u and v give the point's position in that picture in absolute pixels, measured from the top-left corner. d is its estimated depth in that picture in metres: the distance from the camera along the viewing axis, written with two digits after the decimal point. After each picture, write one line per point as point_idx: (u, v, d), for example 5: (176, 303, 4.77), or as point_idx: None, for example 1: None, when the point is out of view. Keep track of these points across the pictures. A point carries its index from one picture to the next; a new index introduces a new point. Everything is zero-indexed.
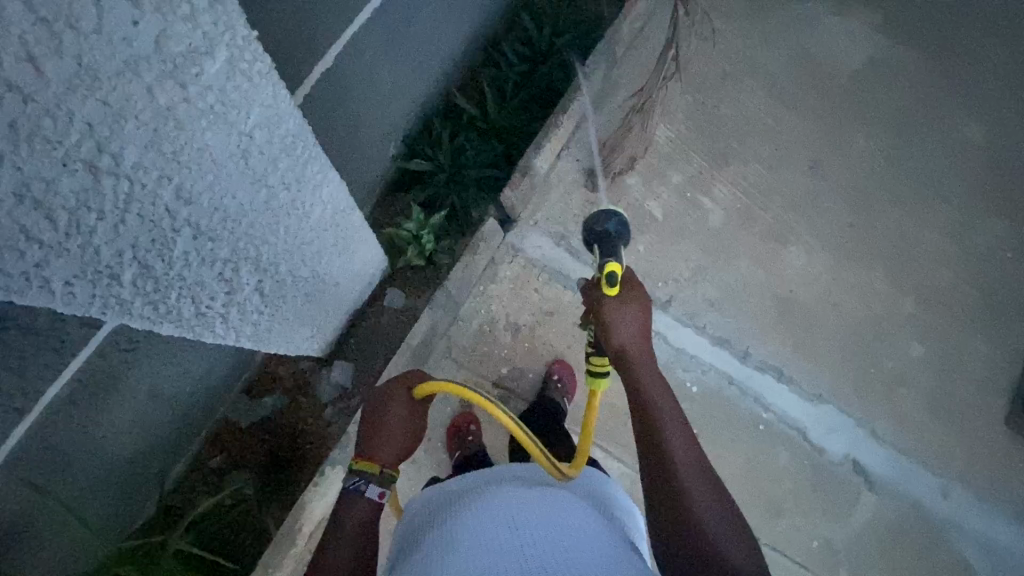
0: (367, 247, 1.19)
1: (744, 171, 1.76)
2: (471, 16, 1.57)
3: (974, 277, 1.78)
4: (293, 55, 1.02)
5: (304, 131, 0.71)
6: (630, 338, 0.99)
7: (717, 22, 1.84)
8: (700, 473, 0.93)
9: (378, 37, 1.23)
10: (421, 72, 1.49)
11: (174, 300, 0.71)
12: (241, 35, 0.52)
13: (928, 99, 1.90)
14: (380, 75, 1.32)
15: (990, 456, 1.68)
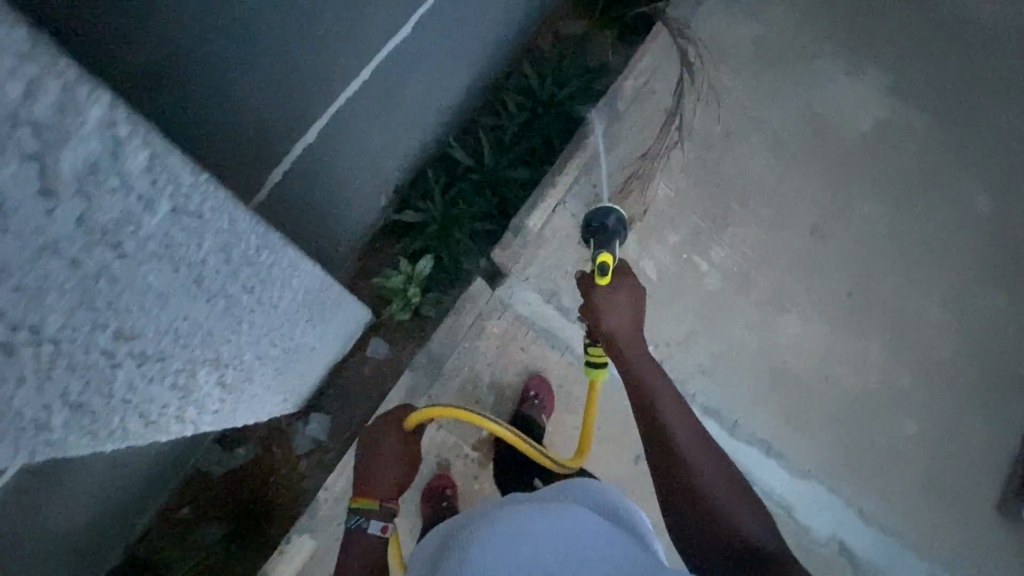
0: (344, 307, 1.16)
1: (744, 233, 1.71)
2: (471, 66, 1.53)
3: (977, 354, 1.72)
4: (269, 142, 0.97)
5: (267, 241, 0.68)
6: (620, 327, 1.05)
7: (726, 77, 1.80)
8: (705, 451, 1.00)
9: (372, 99, 1.19)
10: (417, 125, 1.45)
11: (121, 422, 0.67)
12: (187, 182, 0.53)
13: (938, 166, 1.85)
14: (374, 135, 1.28)
15: (985, 544, 1.62)
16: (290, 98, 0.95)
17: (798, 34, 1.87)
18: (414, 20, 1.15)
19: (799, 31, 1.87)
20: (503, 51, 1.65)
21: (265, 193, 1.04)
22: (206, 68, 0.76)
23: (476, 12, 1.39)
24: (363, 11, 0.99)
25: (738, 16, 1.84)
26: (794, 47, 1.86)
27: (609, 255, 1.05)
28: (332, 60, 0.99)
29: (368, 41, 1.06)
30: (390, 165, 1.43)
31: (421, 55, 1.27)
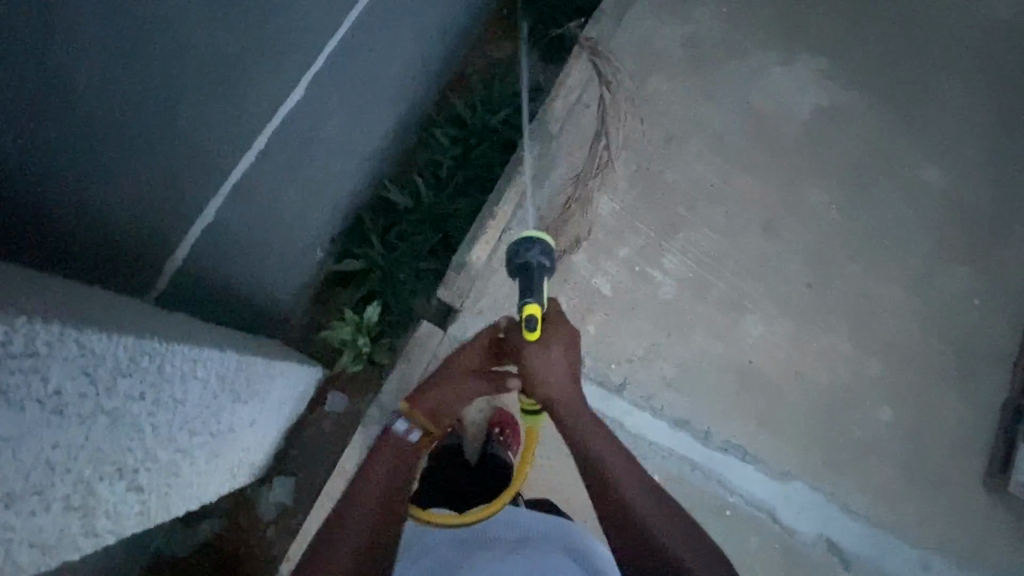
0: (269, 377, 1.13)
1: (695, 238, 1.70)
2: (394, 106, 1.51)
3: (942, 330, 1.72)
4: (162, 225, 0.95)
5: (137, 348, 0.68)
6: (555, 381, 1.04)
7: (658, 82, 1.78)
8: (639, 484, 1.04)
9: (283, 160, 1.17)
10: (344, 173, 1.43)
11: (8, 562, 0.58)
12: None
13: (883, 145, 1.84)
14: (293, 192, 1.26)
15: (973, 523, 1.60)
16: (169, 190, 0.94)
17: (727, 30, 1.86)
18: (311, 76, 1.13)
19: (727, 26, 1.86)
20: (428, 85, 1.64)
21: (166, 280, 1.02)
22: (69, 191, 0.78)
23: (385, 53, 1.37)
24: (244, 79, 0.97)
25: (664, 18, 1.82)
26: (725, 43, 1.85)
27: (536, 307, 1.00)
28: (220, 134, 0.98)
29: (261, 105, 1.04)
30: (319, 217, 1.40)
31: (331, 106, 1.25)
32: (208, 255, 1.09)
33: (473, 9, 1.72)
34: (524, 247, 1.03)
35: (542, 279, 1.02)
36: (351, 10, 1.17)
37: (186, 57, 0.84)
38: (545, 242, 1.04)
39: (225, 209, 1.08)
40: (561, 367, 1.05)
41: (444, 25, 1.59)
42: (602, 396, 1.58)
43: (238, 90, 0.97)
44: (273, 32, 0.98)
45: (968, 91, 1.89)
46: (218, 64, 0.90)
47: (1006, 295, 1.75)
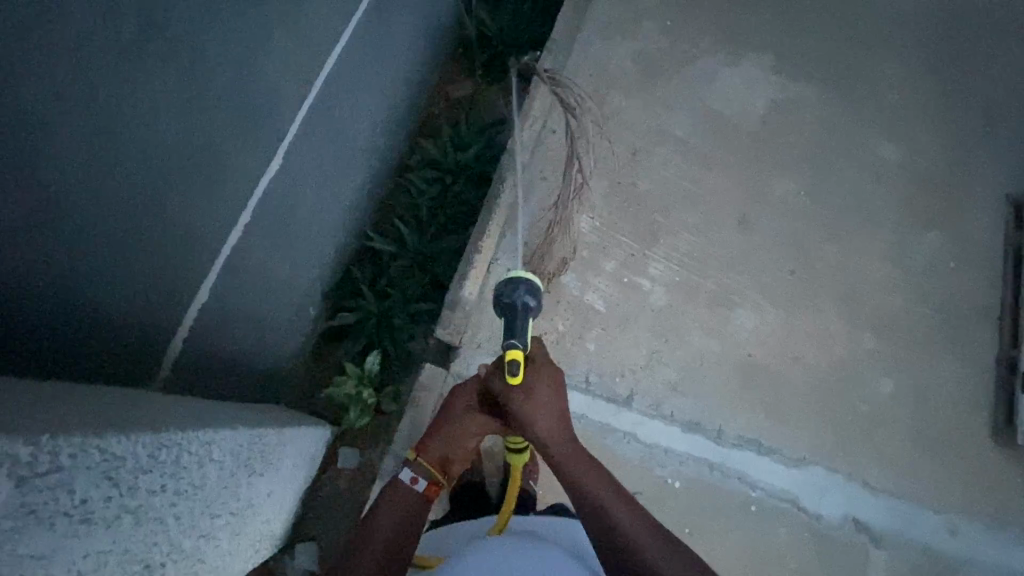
0: (280, 445, 1.12)
1: (675, 243, 1.75)
2: (367, 158, 1.54)
3: (924, 296, 1.78)
4: (158, 311, 0.95)
5: (154, 443, 0.68)
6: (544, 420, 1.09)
7: (617, 100, 1.86)
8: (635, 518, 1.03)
9: (268, 228, 1.19)
10: (328, 229, 1.44)
11: None
12: (24, 452, 0.49)
13: (837, 129, 1.93)
14: (282, 255, 1.28)
15: (988, 479, 1.63)
16: (161, 276, 0.94)
17: (674, 42, 1.95)
18: (286, 143, 1.17)
19: (674, 37, 1.95)
20: (397, 132, 1.68)
21: (167, 366, 1.01)
22: (63, 292, 0.77)
23: (354, 110, 1.41)
24: (223, 156, 0.99)
25: (613, 39, 1.91)
26: (674, 54, 1.94)
27: (518, 351, 1.06)
28: (204, 214, 0.99)
29: (243, 177, 1.07)
30: (309, 275, 1.41)
31: (308, 169, 1.29)
32: (205, 332, 1.09)
33: (431, 54, 1.78)
34: (511, 288, 1.11)
35: (528, 316, 1.11)
36: (317, 77, 1.21)
37: (166, 145, 0.86)
38: (529, 280, 1.12)
39: (218, 285, 1.09)
40: (547, 405, 1.10)
41: (405, 74, 1.64)
42: (611, 411, 1.59)
43: (219, 168, 0.99)
44: (246, 108, 1.02)
45: (904, 69, 2.02)
46: (197, 146, 0.93)
47: (974, 254, 1.84)
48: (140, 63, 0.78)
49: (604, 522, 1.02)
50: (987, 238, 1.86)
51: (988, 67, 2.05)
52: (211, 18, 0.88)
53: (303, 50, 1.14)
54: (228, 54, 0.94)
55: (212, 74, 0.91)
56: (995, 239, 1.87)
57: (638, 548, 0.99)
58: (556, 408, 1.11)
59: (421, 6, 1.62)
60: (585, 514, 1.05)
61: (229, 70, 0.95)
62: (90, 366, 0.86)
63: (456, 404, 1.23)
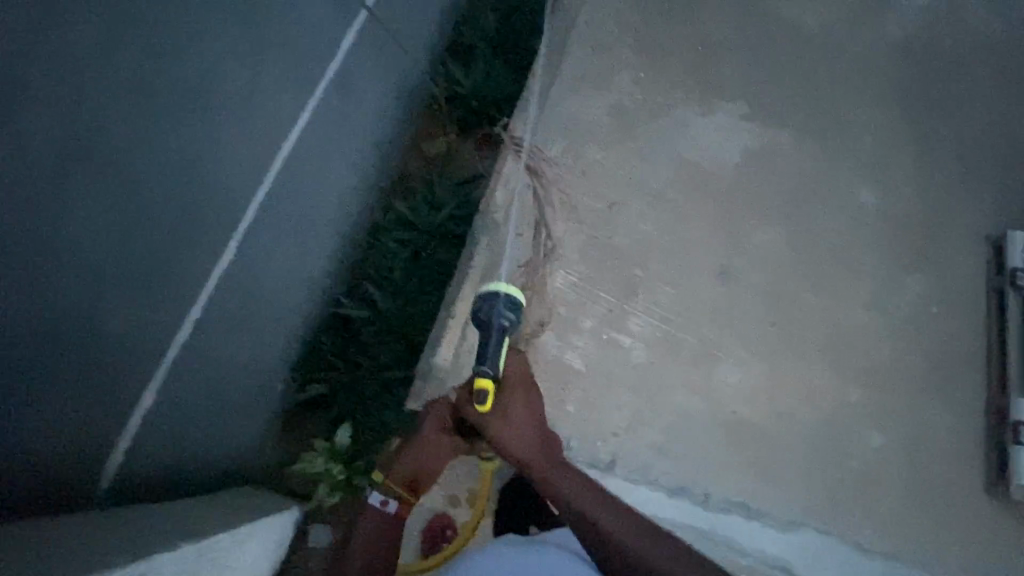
0: (239, 543, 1.06)
1: (655, 296, 1.72)
2: (334, 226, 1.53)
3: (908, 344, 1.75)
4: (96, 412, 0.94)
5: None
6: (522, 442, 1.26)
7: (593, 152, 1.86)
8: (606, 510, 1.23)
9: (224, 314, 1.18)
10: (293, 302, 1.42)
11: None
12: None
13: (813, 174, 1.93)
14: (243, 336, 1.26)
15: (985, 536, 1.58)
16: (106, 376, 0.95)
17: (647, 92, 1.96)
18: (238, 234, 1.18)
19: (647, 89, 1.97)
20: (368, 194, 1.66)
21: (108, 477, 0.99)
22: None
23: (317, 183, 1.42)
24: (161, 263, 1.01)
25: (587, 91, 1.92)
26: (648, 104, 1.95)
27: (486, 381, 1.15)
28: (144, 320, 1.00)
29: (189, 274, 1.08)
30: (274, 349, 1.38)
31: (265, 246, 1.28)
32: (152, 427, 1.06)
33: (404, 113, 1.79)
34: (493, 305, 1.22)
35: (503, 332, 1.22)
36: (269, 165, 1.23)
37: (82, 251, 0.87)
38: (509, 299, 1.24)
39: (167, 384, 1.07)
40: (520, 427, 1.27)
41: (374, 138, 1.66)
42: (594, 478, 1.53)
43: (157, 275, 1.01)
44: (183, 203, 1.03)
45: (876, 113, 2.04)
46: (127, 258, 0.95)
47: (958, 297, 1.82)
48: (55, 187, 0.81)
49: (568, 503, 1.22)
50: (970, 280, 1.84)
51: (960, 108, 2.07)
52: (136, 139, 0.92)
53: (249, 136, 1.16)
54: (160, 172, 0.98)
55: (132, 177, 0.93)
56: (979, 281, 1.84)
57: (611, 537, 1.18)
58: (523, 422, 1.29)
59: (387, 72, 1.64)
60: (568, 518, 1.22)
61: (157, 182, 0.98)
62: (17, 494, 0.83)
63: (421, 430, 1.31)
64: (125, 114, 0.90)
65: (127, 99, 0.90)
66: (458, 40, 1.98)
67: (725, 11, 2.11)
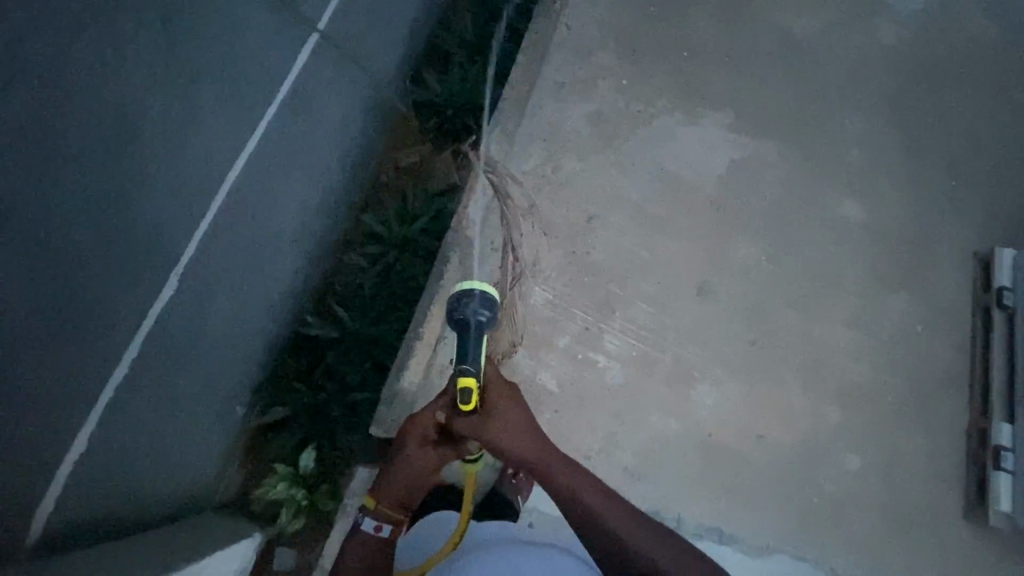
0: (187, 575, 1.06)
1: (632, 315, 1.68)
2: (295, 245, 1.50)
3: (890, 364, 1.72)
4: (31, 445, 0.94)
5: None
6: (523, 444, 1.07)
7: (572, 163, 1.81)
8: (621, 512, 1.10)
9: (170, 341, 1.19)
10: (250, 323, 1.40)
11: None
12: None
13: (798, 187, 1.89)
14: (193, 369, 1.26)
15: (961, 562, 1.56)
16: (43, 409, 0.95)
17: (630, 101, 1.91)
18: (179, 270, 1.18)
19: (629, 97, 1.91)
20: (335, 209, 1.62)
21: (42, 520, 0.98)
22: None
23: (274, 210, 1.41)
24: (96, 305, 1.01)
25: (567, 100, 1.87)
26: (630, 114, 1.89)
27: (469, 380, 0.96)
28: (78, 362, 1.00)
29: (124, 314, 1.07)
30: (231, 373, 1.38)
31: (213, 275, 1.27)
32: (92, 459, 1.06)
33: (376, 122, 1.73)
34: (464, 302, 0.97)
35: (482, 332, 0.99)
36: (213, 198, 1.22)
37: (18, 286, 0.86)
38: (485, 294, 0.98)
39: (105, 422, 1.08)
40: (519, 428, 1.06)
41: (340, 153, 1.62)
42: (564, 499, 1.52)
43: (91, 318, 1.00)
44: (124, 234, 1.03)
45: (866, 123, 1.99)
46: (59, 303, 0.94)
47: (943, 317, 1.78)
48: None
49: (580, 511, 1.09)
50: (956, 299, 1.80)
51: (951, 120, 2.02)
52: (76, 170, 0.91)
53: (191, 167, 1.15)
54: (97, 216, 0.97)
55: (69, 210, 0.92)
56: (965, 300, 1.80)
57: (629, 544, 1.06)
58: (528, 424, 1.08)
59: (352, 87, 1.61)
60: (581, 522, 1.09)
61: (92, 224, 0.96)
62: None
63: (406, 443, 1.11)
64: (58, 159, 0.89)
65: (64, 139, 0.89)
66: (437, 44, 1.91)
67: (713, 16, 2.05)
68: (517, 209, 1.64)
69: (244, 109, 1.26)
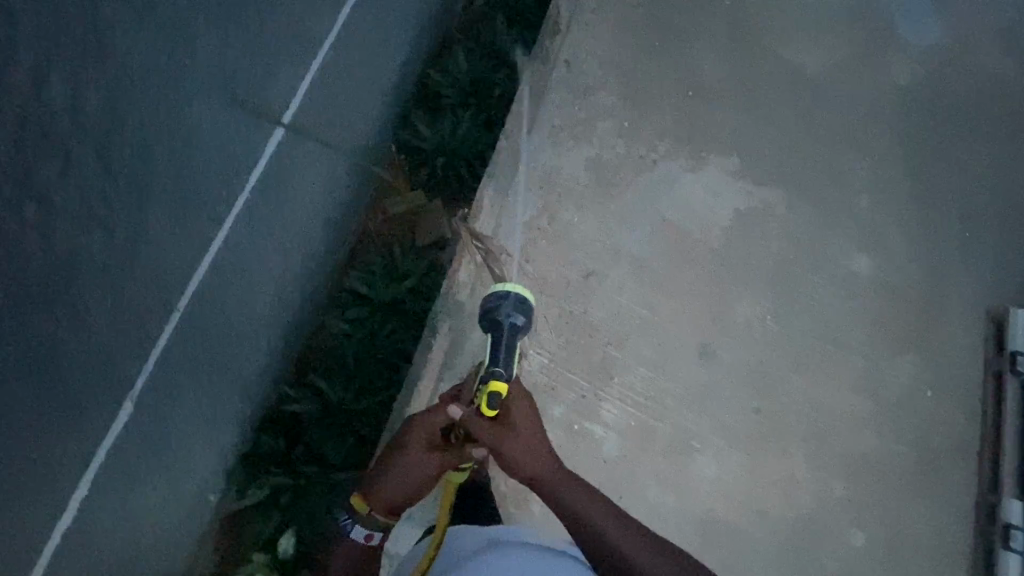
0: None
1: (630, 381, 1.60)
2: (273, 317, 1.41)
3: (898, 433, 1.65)
4: None
5: None
6: (518, 451, 1.12)
7: (570, 214, 1.71)
8: (603, 509, 1.18)
9: (133, 454, 1.10)
10: (220, 408, 1.31)
11: None
12: None
13: (806, 240, 1.80)
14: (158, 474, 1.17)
15: None
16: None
17: (631, 145, 1.81)
18: (133, 396, 1.07)
19: (630, 140, 1.81)
20: (316, 271, 1.53)
21: None
22: None
23: (251, 292, 1.32)
24: (44, 451, 0.90)
25: (566, 144, 1.76)
26: (632, 159, 1.79)
27: (500, 385, 1.08)
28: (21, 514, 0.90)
29: (76, 450, 0.97)
30: (202, 463, 1.29)
31: (182, 374, 1.18)
32: None
33: (361, 172, 1.63)
34: (501, 304, 1.10)
35: (514, 335, 1.10)
36: (172, 312, 1.10)
37: None
38: (519, 297, 1.11)
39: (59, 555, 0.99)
40: (515, 436, 1.12)
41: (323, 214, 1.53)
42: None
43: (30, 475, 0.89)
44: (72, 364, 0.91)
45: (878, 169, 1.90)
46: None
47: (952, 381, 1.71)
48: None
49: (557, 502, 1.16)
50: (966, 362, 1.73)
51: (966, 164, 1.93)
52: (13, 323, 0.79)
53: (157, 270, 1.04)
54: (24, 378, 0.83)
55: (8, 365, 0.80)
56: (976, 362, 1.73)
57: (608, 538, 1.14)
58: (533, 430, 1.17)
59: (336, 144, 1.50)
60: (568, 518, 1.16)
61: (21, 391, 0.83)
62: None
63: (415, 445, 1.13)
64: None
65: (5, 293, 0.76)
66: (426, 84, 1.80)
67: (720, 51, 1.94)
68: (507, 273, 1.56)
69: (214, 195, 1.14)
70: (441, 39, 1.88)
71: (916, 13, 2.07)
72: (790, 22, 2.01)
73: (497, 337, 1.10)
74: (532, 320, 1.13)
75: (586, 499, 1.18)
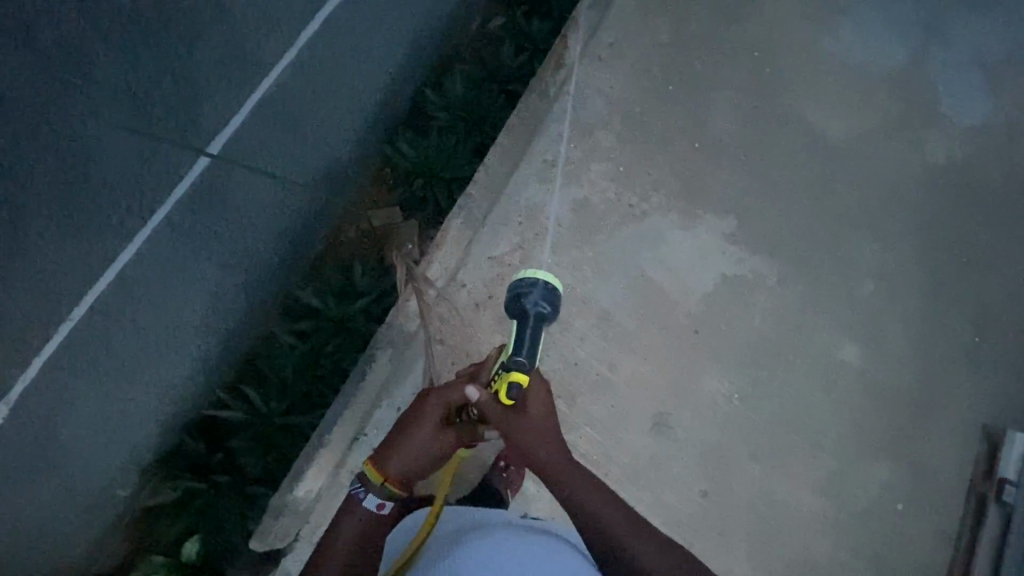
0: None
1: (574, 442, 1.53)
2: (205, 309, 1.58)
3: (857, 546, 1.53)
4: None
5: None
6: (531, 436, 1.04)
7: (544, 257, 1.64)
8: (622, 514, 1.02)
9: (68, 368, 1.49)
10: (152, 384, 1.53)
11: None
12: None
13: (793, 317, 1.68)
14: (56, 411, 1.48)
15: None
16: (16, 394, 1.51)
17: (621, 192, 1.72)
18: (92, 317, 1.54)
19: (621, 186, 1.72)
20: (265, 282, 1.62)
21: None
22: None
23: (166, 300, 1.56)
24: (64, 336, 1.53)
25: (552, 182, 1.69)
26: (620, 206, 1.71)
27: (522, 375, 0.98)
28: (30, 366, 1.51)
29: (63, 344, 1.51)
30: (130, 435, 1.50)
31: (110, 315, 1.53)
32: None
33: (328, 187, 1.69)
34: (529, 291, 1.02)
35: (541, 324, 1.03)
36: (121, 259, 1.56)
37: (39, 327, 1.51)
38: (548, 285, 1.03)
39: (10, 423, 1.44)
40: (534, 420, 1.04)
41: (281, 230, 1.64)
42: None
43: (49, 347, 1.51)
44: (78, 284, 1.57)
45: (886, 252, 1.75)
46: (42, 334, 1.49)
47: (930, 498, 1.57)
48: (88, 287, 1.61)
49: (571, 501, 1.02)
50: (948, 479, 1.59)
51: (988, 260, 1.76)
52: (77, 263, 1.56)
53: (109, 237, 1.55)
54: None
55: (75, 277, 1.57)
56: (960, 481, 1.58)
57: (625, 547, 0.98)
58: (552, 421, 1.06)
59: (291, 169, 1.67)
60: (584, 523, 1.01)
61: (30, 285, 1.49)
62: None
63: (427, 418, 1.06)
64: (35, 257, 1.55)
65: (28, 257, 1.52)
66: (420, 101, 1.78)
67: (735, 104, 1.83)
68: (459, 311, 1.52)
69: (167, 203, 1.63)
70: (443, 57, 1.85)
71: (963, 88, 1.90)
72: (820, 82, 1.88)
73: (523, 326, 1.02)
74: (559, 314, 1.04)
75: (602, 503, 1.02)
